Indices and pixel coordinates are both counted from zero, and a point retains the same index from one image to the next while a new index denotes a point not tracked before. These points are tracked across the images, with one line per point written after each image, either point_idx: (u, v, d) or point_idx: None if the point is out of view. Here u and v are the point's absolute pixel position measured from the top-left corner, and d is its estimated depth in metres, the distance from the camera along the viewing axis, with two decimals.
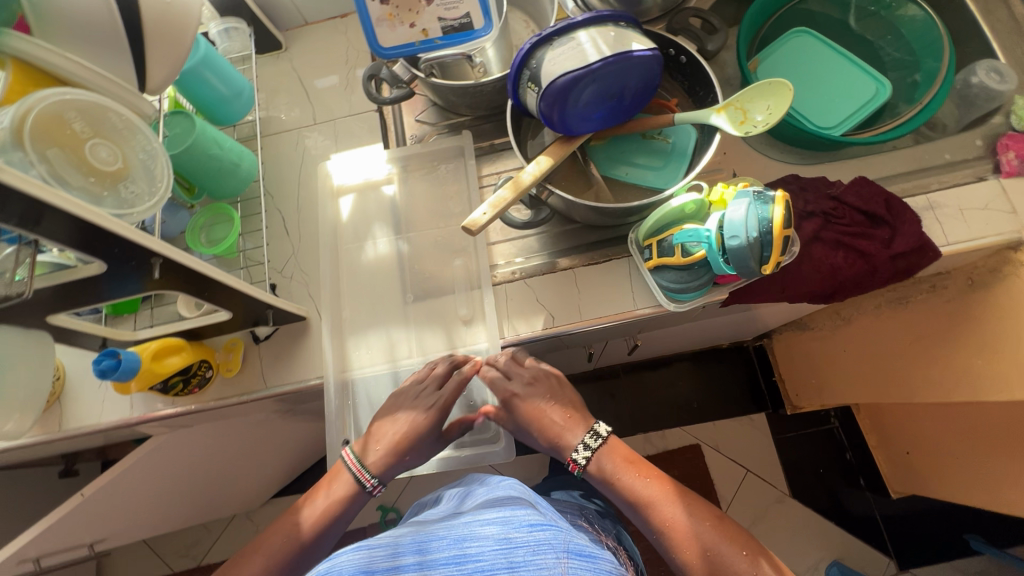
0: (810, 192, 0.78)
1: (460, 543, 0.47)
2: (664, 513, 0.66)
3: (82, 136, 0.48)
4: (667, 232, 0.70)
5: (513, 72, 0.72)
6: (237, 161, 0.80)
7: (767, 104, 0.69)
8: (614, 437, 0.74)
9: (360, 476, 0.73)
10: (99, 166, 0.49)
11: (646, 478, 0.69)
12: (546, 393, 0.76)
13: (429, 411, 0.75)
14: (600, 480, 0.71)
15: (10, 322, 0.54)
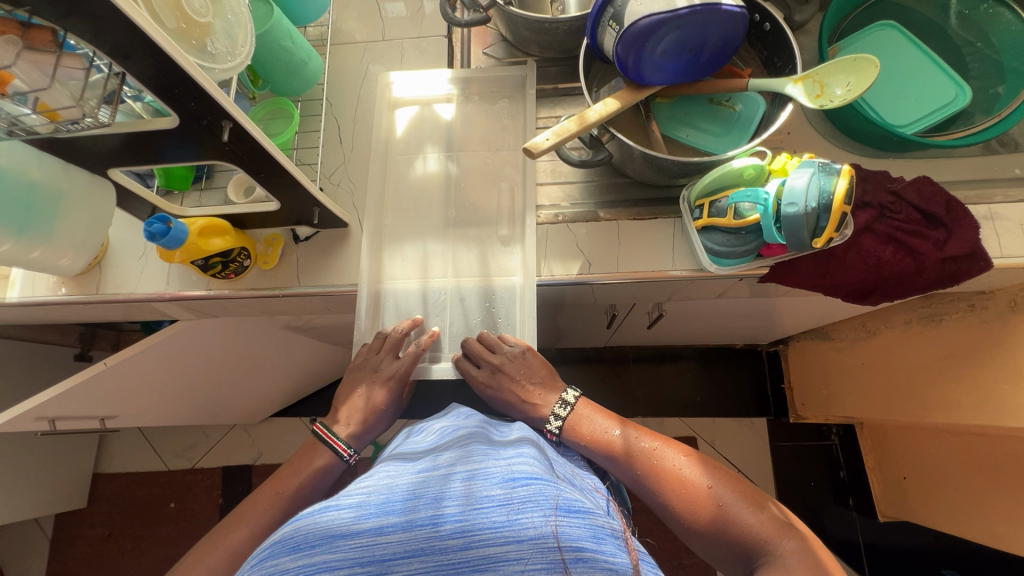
0: (870, 182, 0.77)
1: (438, 502, 0.41)
2: (654, 463, 0.65)
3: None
4: (721, 194, 0.70)
5: (595, 10, 0.71)
6: (306, 60, 0.81)
7: (848, 80, 0.67)
8: (585, 402, 0.72)
9: (337, 446, 0.72)
10: (192, 14, 0.50)
11: (631, 433, 0.68)
12: (518, 370, 0.75)
13: (389, 380, 0.75)
14: (591, 443, 0.67)
15: (81, 162, 0.56)
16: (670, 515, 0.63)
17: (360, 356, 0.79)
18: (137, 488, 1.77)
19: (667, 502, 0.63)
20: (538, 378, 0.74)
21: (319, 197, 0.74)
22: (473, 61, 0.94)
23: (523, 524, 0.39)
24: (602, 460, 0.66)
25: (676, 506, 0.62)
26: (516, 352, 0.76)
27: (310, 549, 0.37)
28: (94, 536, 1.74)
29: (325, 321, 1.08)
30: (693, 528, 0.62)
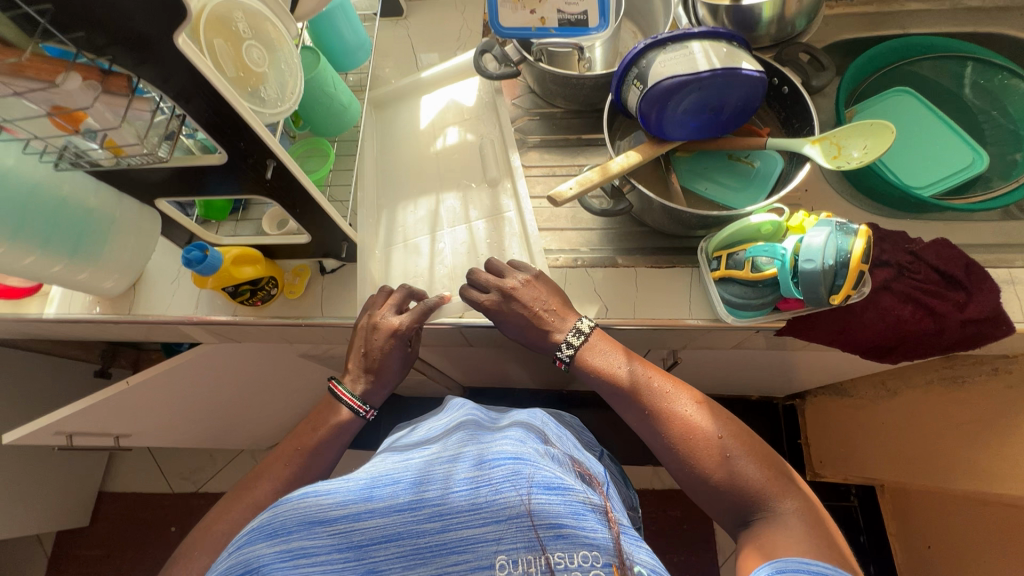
0: (889, 241, 0.78)
1: (418, 487, 0.43)
2: (655, 400, 0.66)
3: (242, 35, 0.53)
4: (740, 247, 0.71)
5: (620, 71, 0.75)
6: (346, 105, 0.86)
7: (864, 143, 0.69)
8: (600, 333, 0.73)
9: (353, 403, 0.75)
10: (250, 65, 0.54)
11: (641, 368, 0.69)
12: (532, 294, 0.74)
13: (393, 333, 0.74)
14: (596, 372, 0.71)
15: (133, 193, 0.60)
16: (665, 452, 0.65)
17: (364, 319, 0.76)
18: (141, 509, 1.76)
19: (663, 438, 0.65)
20: (551, 305, 0.74)
21: (348, 231, 0.77)
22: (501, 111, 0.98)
23: (498, 505, 0.41)
24: (608, 390, 0.70)
25: (671, 441, 0.64)
26: (527, 278, 0.75)
27: (288, 535, 0.40)
28: (93, 556, 1.72)
29: (342, 351, 1.09)
30: (683, 463, 0.63)
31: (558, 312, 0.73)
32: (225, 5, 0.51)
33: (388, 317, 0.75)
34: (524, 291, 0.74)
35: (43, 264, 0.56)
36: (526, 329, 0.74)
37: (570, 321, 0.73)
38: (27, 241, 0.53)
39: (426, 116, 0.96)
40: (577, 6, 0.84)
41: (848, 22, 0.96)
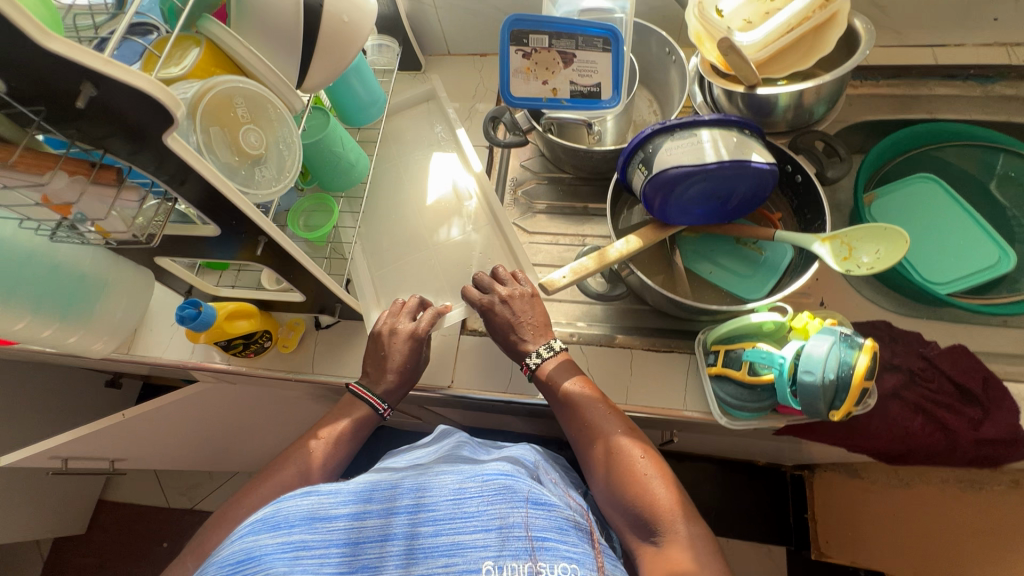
0: (900, 344, 0.74)
1: (416, 493, 0.47)
2: (587, 416, 0.67)
3: (240, 118, 0.54)
4: (740, 344, 0.68)
5: (626, 153, 0.73)
6: (354, 162, 0.86)
7: (878, 249, 0.66)
8: (567, 355, 0.74)
9: (371, 400, 0.74)
10: (247, 149, 0.55)
11: (588, 388, 0.70)
12: (525, 305, 0.75)
13: (411, 334, 0.76)
14: (546, 387, 0.72)
15: (128, 257, 0.60)
16: (590, 469, 0.65)
17: (384, 324, 0.77)
18: (137, 522, 1.76)
19: (591, 453, 0.66)
20: (536, 321, 0.75)
21: (342, 293, 0.77)
22: (509, 173, 0.98)
23: (488, 514, 0.45)
24: (551, 401, 0.71)
25: (597, 458, 0.64)
26: (522, 290, 0.76)
27: (289, 527, 0.43)
28: (86, 565, 1.72)
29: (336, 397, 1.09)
30: (602, 480, 0.63)
31: (534, 332, 0.75)
32: (226, 92, 0.53)
33: (403, 322, 0.77)
34: (522, 303, 0.75)
35: (34, 328, 0.56)
36: (509, 342, 0.75)
37: (546, 337, 0.74)
38: (18, 307, 0.54)
39: (433, 193, 0.93)
40: (590, 78, 0.84)
41: (871, 103, 0.93)
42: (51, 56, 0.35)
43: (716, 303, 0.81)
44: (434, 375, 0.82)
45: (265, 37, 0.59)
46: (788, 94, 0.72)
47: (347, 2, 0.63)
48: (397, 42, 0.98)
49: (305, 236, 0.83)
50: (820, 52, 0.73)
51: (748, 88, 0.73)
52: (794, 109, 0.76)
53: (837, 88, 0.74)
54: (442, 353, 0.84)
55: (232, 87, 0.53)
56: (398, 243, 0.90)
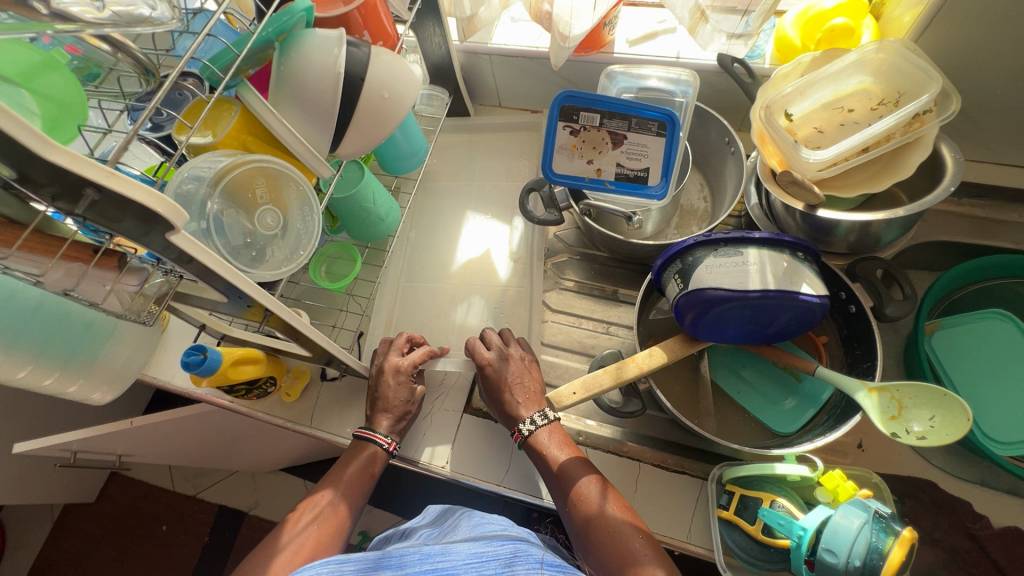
0: (944, 514, 0.66)
1: (432, 558, 0.46)
2: (584, 498, 0.61)
3: (258, 200, 0.56)
4: (758, 493, 0.62)
5: (663, 260, 0.69)
6: (384, 217, 0.84)
7: (930, 416, 0.59)
8: (560, 425, 0.69)
9: (374, 436, 0.71)
10: (260, 229, 0.56)
11: (582, 462, 0.65)
12: (523, 368, 0.74)
13: (402, 370, 0.74)
14: (537, 457, 0.67)
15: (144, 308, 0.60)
16: (590, 558, 0.59)
17: (380, 361, 0.76)
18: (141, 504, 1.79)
19: (588, 545, 0.59)
20: (528, 387, 0.72)
21: (346, 358, 0.74)
22: (542, 241, 0.93)
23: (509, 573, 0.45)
24: (546, 478, 0.66)
25: (597, 545, 0.58)
26: (518, 355, 0.75)
27: None
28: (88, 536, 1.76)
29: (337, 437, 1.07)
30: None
31: (526, 398, 0.71)
32: (248, 172, 0.54)
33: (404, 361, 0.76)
34: (511, 367, 0.73)
35: (34, 377, 0.54)
36: (502, 405, 0.71)
37: (538, 407, 0.70)
38: (20, 358, 0.51)
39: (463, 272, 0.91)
40: (639, 162, 0.78)
41: (948, 222, 0.84)
42: (53, 165, 0.34)
43: (741, 426, 0.73)
44: (428, 454, 0.77)
45: (302, 109, 0.57)
46: (850, 222, 0.66)
47: (391, 78, 0.61)
48: (447, 92, 0.96)
49: (327, 286, 0.81)
50: (896, 177, 0.66)
51: (808, 207, 0.66)
52: (858, 233, 0.69)
53: (914, 216, 0.66)
54: (442, 428, 0.79)
55: (256, 167, 0.55)
56: (417, 303, 0.89)
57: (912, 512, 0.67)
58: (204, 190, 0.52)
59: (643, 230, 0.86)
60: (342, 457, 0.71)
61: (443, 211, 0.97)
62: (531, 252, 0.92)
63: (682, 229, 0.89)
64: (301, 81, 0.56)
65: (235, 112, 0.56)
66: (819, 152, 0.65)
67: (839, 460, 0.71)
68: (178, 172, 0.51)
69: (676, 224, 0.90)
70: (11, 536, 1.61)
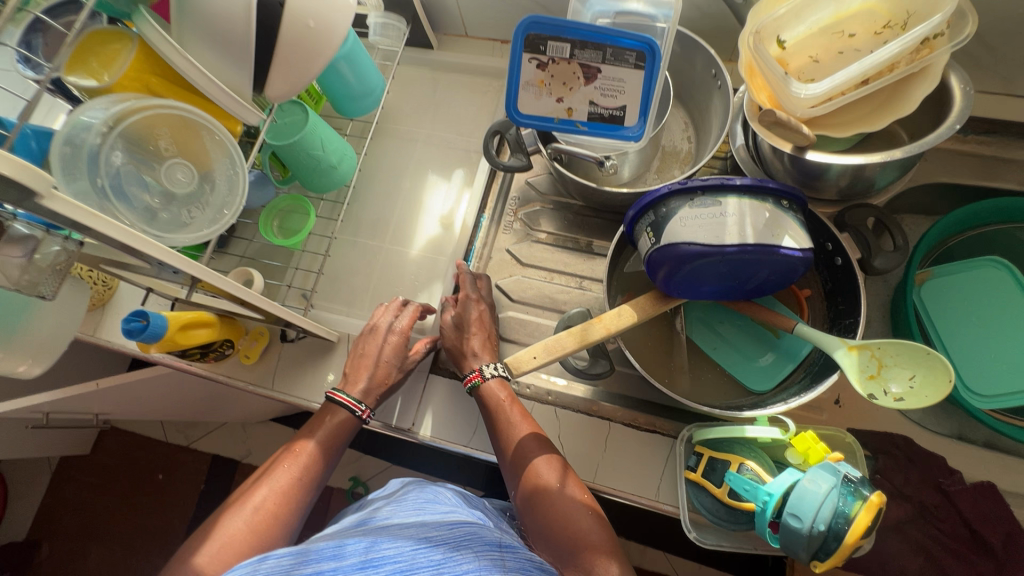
0: (917, 469, 0.64)
1: (377, 546, 0.43)
2: (540, 476, 0.59)
3: (164, 153, 0.49)
4: (725, 456, 0.61)
5: (634, 211, 0.63)
6: (336, 163, 0.77)
7: (910, 374, 0.56)
8: (501, 383, 0.67)
9: (349, 404, 0.67)
10: (172, 189, 0.50)
11: (532, 432, 0.63)
12: (484, 314, 0.73)
13: (394, 335, 0.71)
14: (488, 404, 0.66)
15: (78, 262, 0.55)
16: (537, 534, 0.57)
17: (373, 322, 0.73)
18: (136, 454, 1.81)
19: (535, 519, 0.58)
20: (477, 331, 0.71)
21: (302, 322, 0.70)
22: (512, 189, 0.86)
23: (457, 557, 0.43)
24: (500, 443, 0.64)
25: (543, 522, 0.57)
26: (480, 296, 0.74)
27: None
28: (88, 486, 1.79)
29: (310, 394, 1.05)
30: (556, 558, 0.55)
31: (481, 347, 0.71)
32: (144, 122, 0.47)
33: (394, 322, 0.73)
34: (476, 312, 0.73)
35: None
36: (454, 348, 0.71)
37: (493, 357, 0.70)
38: None
39: (428, 228, 0.85)
40: (615, 99, 0.69)
41: (951, 162, 0.77)
42: None
43: (714, 383, 0.71)
44: (394, 415, 0.74)
45: (211, 44, 0.49)
46: (841, 165, 0.60)
47: (316, 3, 0.52)
48: (404, 20, 0.85)
49: (280, 243, 0.76)
50: (898, 113, 0.58)
51: (797, 149, 0.59)
52: (850, 177, 0.62)
53: (913, 157, 0.60)
54: (408, 389, 0.76)
55: (152, 115, 0.47)
56: (382, 260, 0.84)
57: (884, 469, 0.65)
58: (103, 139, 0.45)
59: (619, 175, 0.79)
60: (315, 414, 0.68)
61: (405, 158, 0.90)
62: (502, 203, 0.86)
63: (663, 172, 0.82)
64: (205, 8, 0.48)
65: (133, 49, 0.48)
66: (811, 85, 0.58)
67: (815, 416, 0.68)
68: (65, 121, 0.44)
69: (656, 168, 0.83)
70: (11, 488, 1.64)
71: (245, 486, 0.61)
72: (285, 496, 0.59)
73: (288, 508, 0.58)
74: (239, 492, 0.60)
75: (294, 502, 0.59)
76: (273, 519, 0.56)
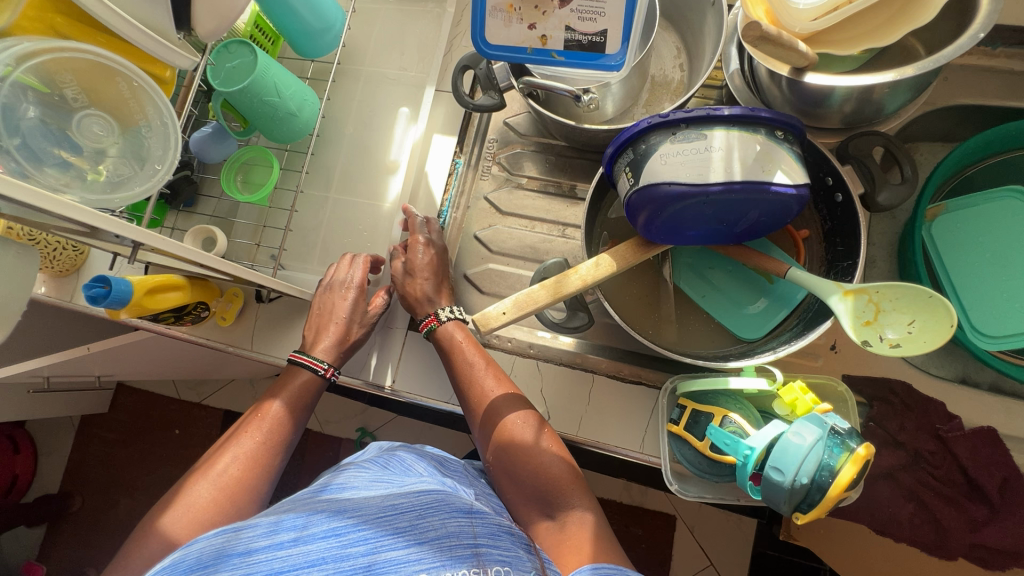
0: (914, 416, 0.61)
1: (338, 515, 0.43)
2: (499, 414, 0.60)
3: (72, 104, 0.45)
4: (709, 408, 0.58)
5: (613, 148, 0.57)
6: (297, 110, 0.71)
7: (909, 321, 0.52)
8: (458, 325, 0.67)
9: (312, 363, 0.67)
10: (90, 147, 0.46)
11: (490, 372, 0.63)
12: (434, 258, 0.70)
13: (348, 292, 0.70)
14: (444, 343, 0.66)
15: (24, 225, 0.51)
16: (499, 472, 0.58)
17: (325, 279, 0.71)
18: None
19: (498, 458, 0.58)
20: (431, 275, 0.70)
21: (271, 283, 0.67)
22: (490, 131, 0.80)
23: (420, 528, 0.43)
24: (459, 383, 0.64)
25: (505, 462, 0.58)
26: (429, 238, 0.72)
27: (202, 568, 0.38)
28: None
29: None
30: (522, 493, 0.56)
31: (435, 290, 0.69)
32: (43, 68, 0.42)
33: (351, 277, 0.71)
34: (424, 254, 0.70)
35: None
36: (407, 295, 0.69)
37: (448, 298, 0.69)
38: None
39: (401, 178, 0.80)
40: (594, 23, 0.59)
41: (975, 80, 0.69)
42: None
43: (702, 331, 0.68)
44: (373, 372, 0.74)
45: None
46: (847, 88, 0.53)
47: None
48: None
49: (246, 198, 0.71)
50: (913, 24, 0.51)
51: (793, 72, 0.53)
52: (856, 101, 0.55)
53: (929, 75, 0.52)
54: (385, 346, 0.75)
55: (51, 59, 0.42)
56: (356, 215, 0.80)
57: (879, 416, 0.62)
58: (3, 91, 0.40)
59: (603, 111, 0.73)
60: (279, 376, 0.68)
61: (375, 102, 0.83)
62: (480, 148, 0.81)
63: (653, 105, 0.75)
64: None
65: None
66: None
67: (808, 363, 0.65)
68: None
69: (645, 100, 0.76)
70: None
71: (214, 451, 0.61)
72: (252, 461, 0.59)
73: (256, 473, 0.58)
74: (207, 458, 0.60)
75: (261, 466, 0.59)
76: (240, 484, 0.57)
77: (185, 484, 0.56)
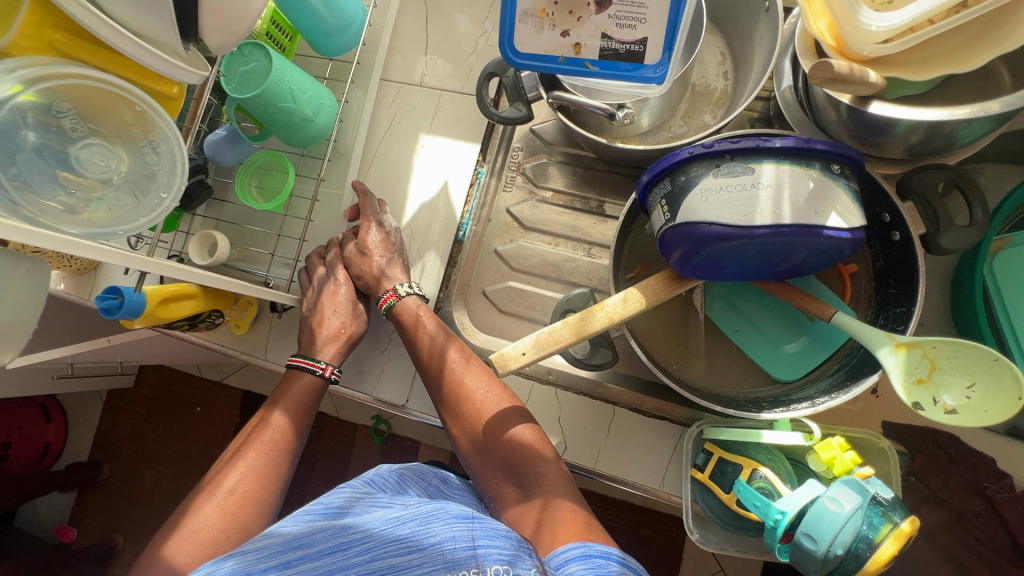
0: (959, 473, 0.57)
1: (339, 541, 0.42)
2: (470, 395, 0.61)
3: (71, 133, 0.44)
4: (737, 460, 0.55)
5: (649, 177, 0.53)
6: (313, 115, 0.67)
7: (966, 386, 0.47)
8: (416, 301, 0.68)
9: (309, 364, 0.66)
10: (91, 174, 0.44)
11: (456, 353, 0.64)
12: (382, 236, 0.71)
13: (340, 285, 0.69)
14: (407, 318, 0.67)
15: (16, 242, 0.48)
16: (478, 454, 0.60)
17: (318, 277, 0.71)
18: None
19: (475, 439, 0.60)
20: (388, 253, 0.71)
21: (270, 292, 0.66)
22: (515, 138, 0.76)
23: (424, 539, 0.42)
24: (422, 363, 0.64)
25: (483, 445, 0.60)
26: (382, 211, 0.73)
27: None
28: None
29: None
30: (502, 473, 0.58)
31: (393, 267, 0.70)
32: (43, 93, 0.40)
33: (336, 273, 0.71)
34: (377, 233, 0.71)
35: None
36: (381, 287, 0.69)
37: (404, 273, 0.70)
38: None
39: (420, 185, 0.77)
40: (634, 31, 0.53)
41: None
42: None
43: (735, 367, 0.64)
44: (389, 390, 0.73)
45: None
46: (918, 121, 0.47)
47: None
48: None
49: (261, 206, 0.69)
50: (1003, 48, 0.44)
51: (856, 100, 0.48)
52: (924, 133, 0.49)
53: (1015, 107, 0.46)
54: (401, 362, 0.73)
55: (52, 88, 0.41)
56: None
57: (921, 470, 0.58)
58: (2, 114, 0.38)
59: (637, 125, 0.68)
60: (278, 384, 0.66)
61: (395, 103, 0.79)
62: (504, 155, 0.77)
63: (691, 117, 0.70)
64: None
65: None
66: (884, 16, 0.45)
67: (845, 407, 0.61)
68: None
69: (683, 111, 0.70)
70: None
71: (219, 463, 0.61)
72: (257, 473, 0.58)
73: (262, 486, 0.58)
74: (214, 471, 0.60)
75: (266, 478, 0.58)
76: (249, 502, 0.56)
77: (192, 501, 0.56)
